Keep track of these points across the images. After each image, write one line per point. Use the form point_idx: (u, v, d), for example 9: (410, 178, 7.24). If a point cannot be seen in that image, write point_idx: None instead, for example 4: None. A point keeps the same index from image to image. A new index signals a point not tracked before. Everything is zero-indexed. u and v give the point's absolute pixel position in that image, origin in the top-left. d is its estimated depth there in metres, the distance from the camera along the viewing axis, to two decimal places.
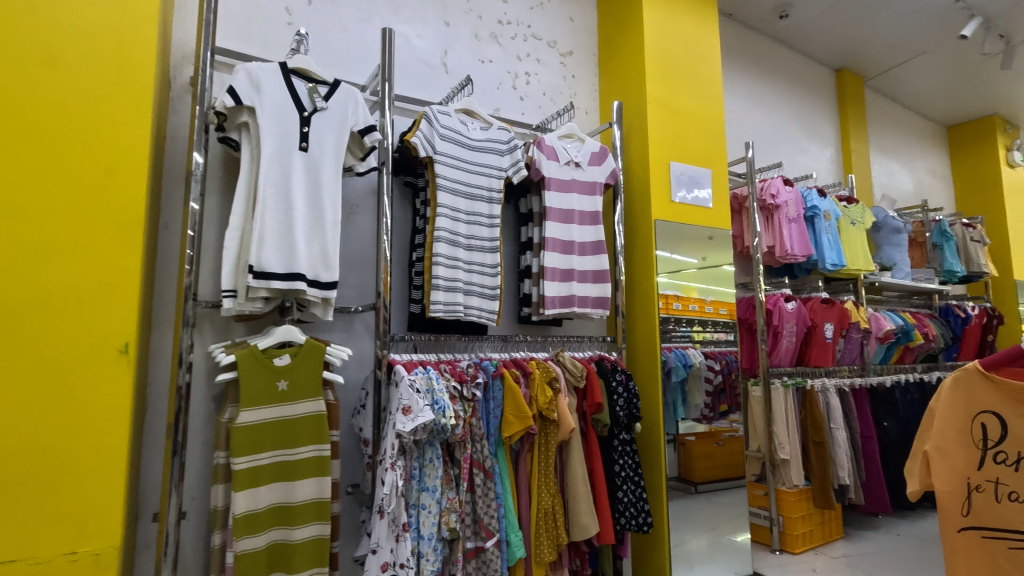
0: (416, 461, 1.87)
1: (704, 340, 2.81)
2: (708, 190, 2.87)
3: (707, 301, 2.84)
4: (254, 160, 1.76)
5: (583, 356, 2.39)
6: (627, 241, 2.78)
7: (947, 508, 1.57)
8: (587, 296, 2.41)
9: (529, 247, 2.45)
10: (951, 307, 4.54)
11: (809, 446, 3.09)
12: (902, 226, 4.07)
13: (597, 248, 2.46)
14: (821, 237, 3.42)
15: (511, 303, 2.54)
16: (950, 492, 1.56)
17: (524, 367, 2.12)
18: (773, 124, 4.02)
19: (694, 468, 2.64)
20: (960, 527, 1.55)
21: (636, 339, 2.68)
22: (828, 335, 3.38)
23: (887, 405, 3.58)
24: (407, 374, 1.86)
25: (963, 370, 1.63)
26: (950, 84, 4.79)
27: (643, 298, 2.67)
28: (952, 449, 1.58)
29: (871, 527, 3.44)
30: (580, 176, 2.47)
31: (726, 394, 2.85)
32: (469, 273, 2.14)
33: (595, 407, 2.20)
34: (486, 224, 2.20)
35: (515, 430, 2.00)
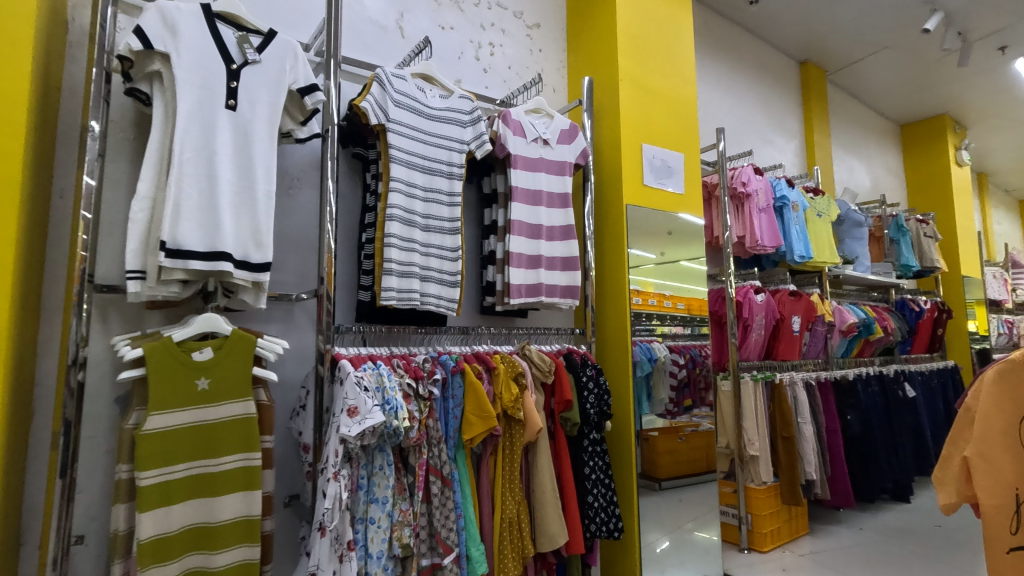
0: (364, 469, 1.64)
1: (665, 334, 2.65)
2: (681, 175, 2.73)
3: (666, 296, 2.66)
4: (168, 118, 1.48)
5: (550, 349, 2.22)
6: (597, 227, 2.61)
7: (996, 526, 1.48)
8: (556, 285, 2.23)
9: (492, 231, 2.25)
10: (906, 301, 4.61)
11: (778, 442, 3.04)
12: (863, 220, 4.05)
13: (566, 233, 2.27)
14: (789, 228, 3.37)
15: (472, 293, 2.33)
16: (998, 506, 1.48)
17: (487, 362, 1.92)
18: (741, 113, 3.95)
19: (658, 464, 2.49)
20: (1010, 547, 1.47)
21: (606, 332, 2.52)
22: (796, 328, 3.33)
23: (851, 398, 3.54)
24: (354, 370, 1.63)
25: (1002, 365, 1.56)
26: (908, 81, 4.85)
27: (614, 288, 2.51)
28: (1000, 458, 1.50)
29: (835, 522, 3.42)
30: (549, 154, 2.28)
31: (690, 389, 2.73)
32: (428, 257, 1.92)
33: (564, 406, 2.02)
34: (446, 203, 1.97)
35: (477, 432, 1.79)
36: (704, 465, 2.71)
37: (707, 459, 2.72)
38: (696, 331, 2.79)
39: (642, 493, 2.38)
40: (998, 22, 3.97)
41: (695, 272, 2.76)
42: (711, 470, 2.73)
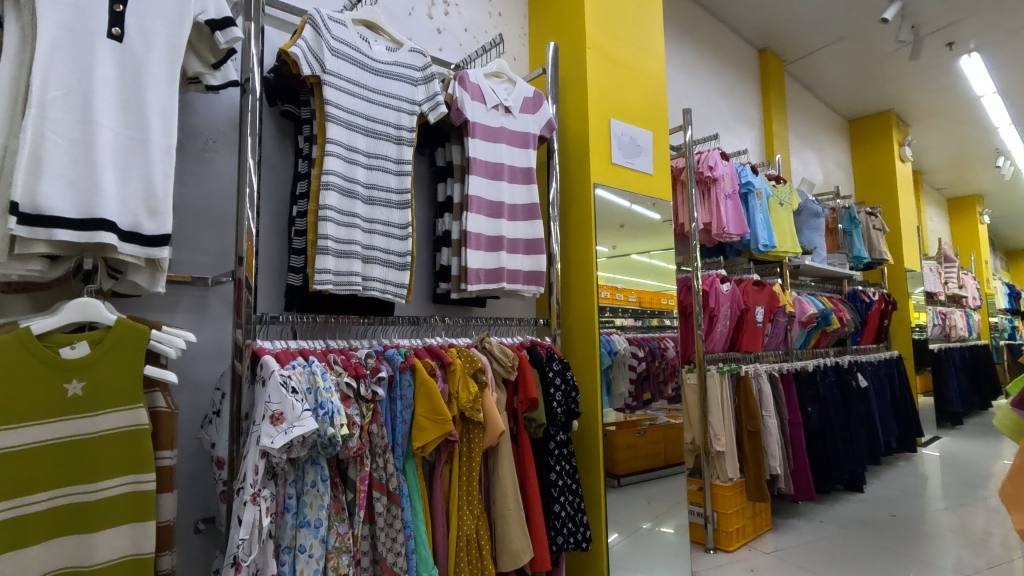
0: (292, 487, 1.36)
1: (626, 325, 2.45)
2: (650, 155, 2.56)
3: (619, 289, 2.41)
4: (24, 44, 1.15)
5: (512, 342, 1.99)
6: (562, 209, 2.40)
7: None
8: (519, 270, 2.00)
9: (447, 208, 1.99)
10: (858, 292, 4.67)
11: (744, 436, 2.94)
12: (821, 210, 4.03)
13: (531, 212, 2.04)
14: (753, 216, 3.27)
15: (425, 278, 2.07)
16: None
17: (441, 357, 1.67)
18: (703, 98, 3.83)
19: (617, 460, 2.32)
20: None
21: (571, 323, 2.32)
22: (759, 318, 3.25)
23: (811, 390, 3.50)
24: (279, 368, 1.35)
25: None
26: (860, 74, 4.90)
27: (580, 277, 2.31)
28: None
29: (796, 515, 3.37)
30: (511, 124, 2.05)
31: (649, 381, 2.57)
32: (371, 235, 1.62)
33: (529, 404, 1.80)
34: (394, 171, 1.68)
35: (431, 439, 1.54)
36: (662, 459, 2.60)
37: (667, 454, 2.62)
38: (647, 323, 2.56)
39: (610, 496, 2.20)
40: (950, 17, 4.03)
41: (645, 266, 2.56)
42: (670, 464, 2.62)
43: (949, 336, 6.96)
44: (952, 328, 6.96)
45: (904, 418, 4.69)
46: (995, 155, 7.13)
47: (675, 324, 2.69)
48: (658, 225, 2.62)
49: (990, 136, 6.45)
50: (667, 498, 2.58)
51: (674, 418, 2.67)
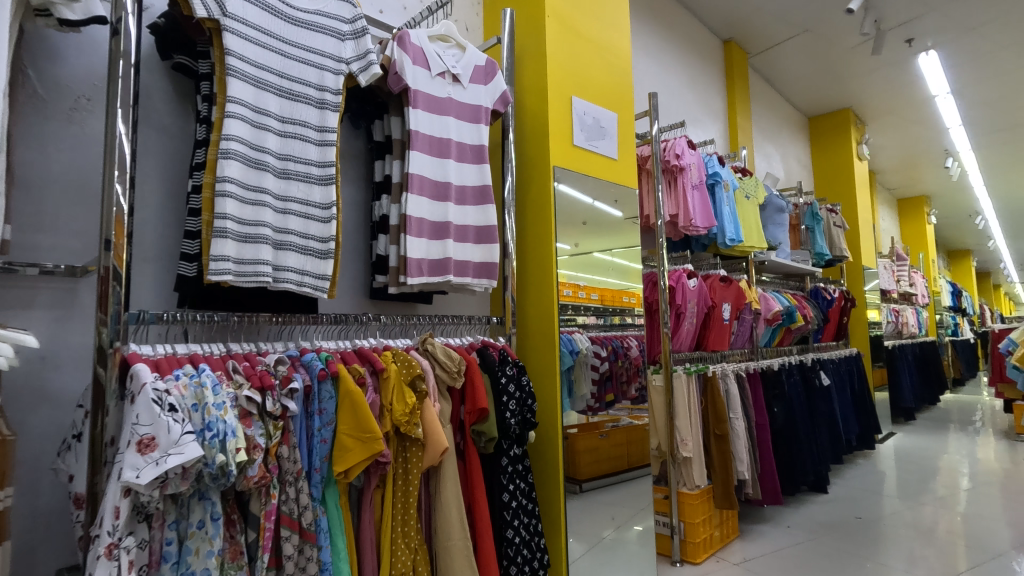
0: (172, 530, 1.08)
1: (589, 323, 2.25)
2: (615, 138, 2.35)
3: (581, 287, 2.19)
4: None
5: (460, 344, 1.74)
6: (520, 196, 2.18)
7: None
8: (468, 262, 1.75)
9: (385, 189, 1.73)
10: (819, 289, 4.63)
11: (711, 440, 2.79)
12: (785, 205, 3.93)
13: (484, 195, 1.79)
14: (720, 208, 3.12)
15: (361, 270, 1.80)
16: None
17: (372, 361, 1.41)
18: (669, 86, 3.67)
19: (579, 464, 2.12)
20: None
21: (528, 321, 2.09)
22: (726, 316, 3.11)
23: (776, 389, 3.39)
24: (154, 380, 1.06)
25: None
26: (822, 69, 4.86)
27: (538, 271, 2.09)
28: None
29: (763, 520, 3.25)
30: (459, 95, 1.80)
31: (613, 382, 2.37)
32: (286, 215, 1.35)
33: (478, 415, 1.56)
34: (316, 141, 1.41)
35: (356, 462, 1.28)
36: (625, 462, 2.41)
37: (630, 458, 2.43)
38: (610, 322, 2.36)
39: (570, 513, 1.99)
40: (912, 11, 4.00)
41: (608, 263, 2.36)
42: (634, 466, 2.44)
43: (901, 332, 7.09)
44: (904, 326, 7.09)
45: (864, 416, 4.68)
46: (944, 156, 7.31)
47: (639, 321, 2.49)
48: (622, 223, 2.42)
49: (941, 136, 6.58)
50: (632, 509, 2.39)
51: (638, 419, 2.49)
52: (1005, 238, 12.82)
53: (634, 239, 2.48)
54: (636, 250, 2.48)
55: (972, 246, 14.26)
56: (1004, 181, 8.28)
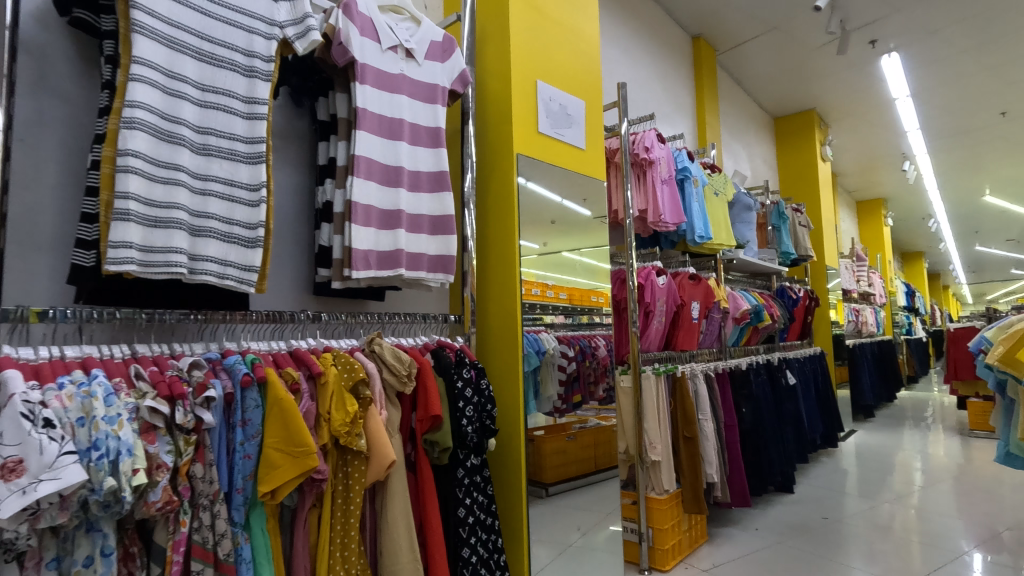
0: (52, 570, 0.90)
1: (556, 321, 2.13)
2: (582, 127, 2.23)
3: (549, 285, 2.07)
4: None
5: (413, 345, 1.59)
6: (481, 186, 2.03)
7: None
8: (422, 254, 1.60)
9: (330, 173, 1.56)
10: (785, 288, 4.63)
11: (680, 442, 2.71)
12: (753, 204, 3.89)
13: (441, 182, 1.65)
14: (690, 204, 3.05)
15: (304, 262, 1.63)
16: None
17: (309, 364, 1.25)
18: (638, 79, 3.59)
19: (545, 466, 1.99)
20: None
21: (490, 320, 1.95)
22: (695, 315, 3.05)
23: (745, 389, 3.34)
24: (28, 389, 0.88)
25: None
26: (788, 68, 4.87)
27: (500, 266, 1.95)
28: None
29: (731, 523, 3.19)
30: (413, 72, 1.65)
31: (580, 383, 2.25)
32: (207, 197, 1.17)
33: (432, 423, 1.41)
34: (243, 114, 1.24)
35: (286, 480, 1.11)
36: (592, 464, 2.31)
37: (596, 461, 2.32)
38: (578, 321, 2.24)
39: (534, 524, 1.86)
40: (876, 11, 4.03)
41: (576, 263, 2.24)
42: (601, 469, 2.34)
43: (861, 331, 7.23)
44: (864, 325, 7.22)
45: (827, 414, 4.71)
46: (901, 160, 7.50)
47: (607, 320, 2.38)
48: (591, 222, 2.29)
49: (899, 139, 6.74)
50: (602, 515, 2.27)
51: (606, 420, 2.38)
52: (955, 241, 13.35)
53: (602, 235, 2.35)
54: (605, 249, 2.36)
55: (924, 248, 14.80)
56: (955, 185, 8.57)
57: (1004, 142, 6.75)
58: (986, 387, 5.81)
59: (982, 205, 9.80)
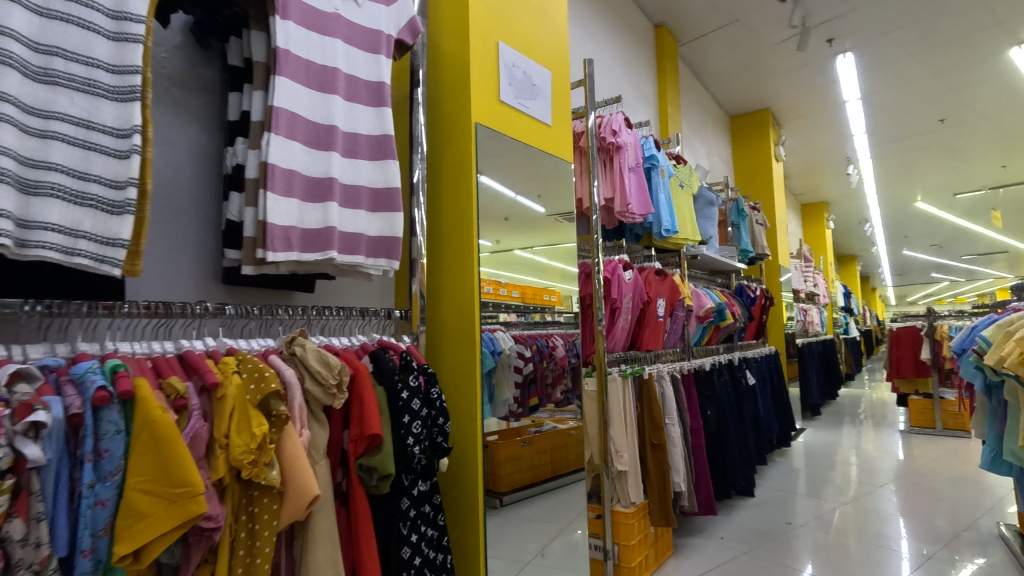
0: None
1: (513, 317, 1.88)
2: (548, 100, 1.98)
3: (501, 283, 1.80)
4: None
5: (346, 345, 1.31)
6: (434, 160, 1.75)
7: None
8: (359, 235, 1.30)
9: (242, 129, 1.24)
10: (744, 287, 4.57)
11: (647, 451, 2.52)
12: (715, 199, 3.77)
13: (385, 148, 1.36)
14: (657, 195, 2.86)
15: (210, 242, 1.30)
16: None
17: (201, 373, 0.94)
18: (602, 62, 3.39)
19: (499, 475, 1.76)
20: None
21: (442, 316, 1.67)
22: (661, 312, 2.87)
23: (709, 391, 3.18)
24: None
25: None
26: (747, 64, 4.83)
27: (455, 253, 1.68)
28: None
29: (696, 532, 3.03)
30: (351, 14, 1.36)
31: (537, 385, 2.01)
32: (49, 141, 0.83)
33: (370, 444, 1.13)
34: (109, 34, 0.92)
35: (157, 536, 0.80)
36: (549, 470, 2.11)
37: (551, 463, 2.12)
38: (532, 319, 1.99)
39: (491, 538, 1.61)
40: (837, 8, 4.00)
41: (529, 262, 1.97)
42: (560, 475, 2.15)
43: (808, 331, 7.37)
44: (811, 325, 7.37)
45: (782, 414, 4.68)
46: (845, 163, 7.71)
47: (564, 318, 2.15)
48: (544, 220, 2.06)
49: (846, 143, 6.89)
50: (560, 527, 2.06)
51: (562, 423, 2.15)
52: (887, 246, 14.05)
53: (565, 230, 2.16)
54: (560, 247, 2.13)
55: (858, 251, 15.52)
56: (892, 190, 8.93)
57: (940, 149, 7.03)
58: (925, 385, 5.99)
59: (914, 211, 10.30)
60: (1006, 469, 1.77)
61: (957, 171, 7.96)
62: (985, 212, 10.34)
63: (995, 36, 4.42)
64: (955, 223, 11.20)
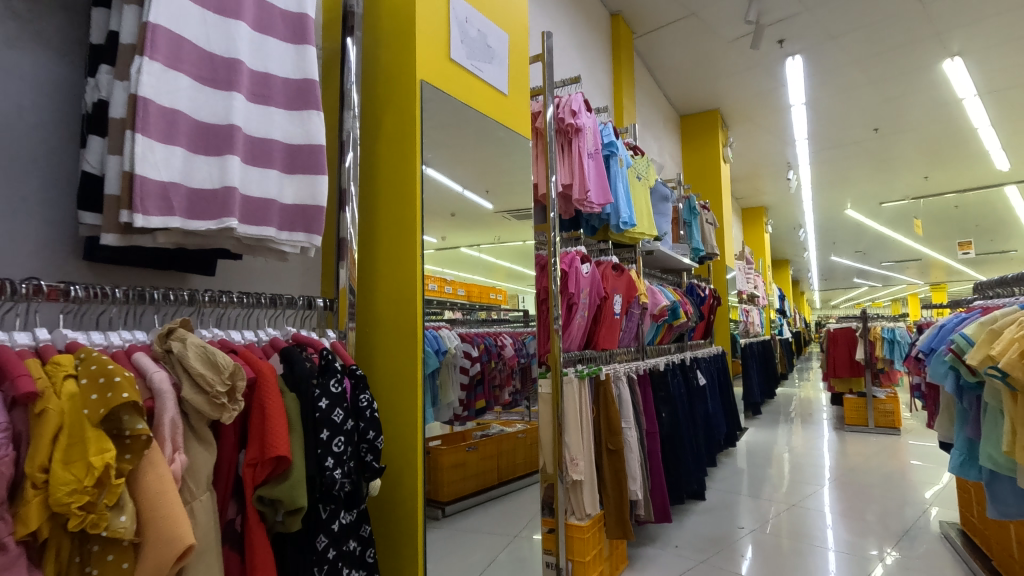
0: None
1: (461, 311, 1.64)
2: (504, 66, 1.76)
3: (446, 280, 1.56)
4: None
5: (251, 339, 1.03)
6: (370, 123, 1.49)
7: None
8: (270, 201, 1.03)
9: (107, 56, 0.94)
10: (694, 285, 4.50)
11: (603, 457, 2.33)
12: (669, 195, 3.66)
13: (306, 97, 1.09)
14: (615, 185, 2.69)
15: (66, 206, 0.99)
16: None
17: (13, 379, 0.65)
18: (559, 44, 3.21)
19: (441, 483, 1.53)
20: None
21: (376, 307, 1.41)
22: (617, 309, 2.70)
23: (663, 392, 3.05)
24: None
25: None
26: (700, 61, 4.79)
27: (394, 233, 1.41)
28: None
29: (650, 541, 2.89)
30: None
31: (484, 386, 1.78)
32: None
33: (277, 469, 0.86)
34: None
35: None
36: (494, 477, 1.88)
37: (498, 469, 1.90)
38: (478, 318, 1.75)
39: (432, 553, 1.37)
40: (789, 8, 4.00)
41: (473, 261, 1.72)
42: (507, 480, 1.94)
43: (750, 331, 7.52)
44: (752, 326, 7.52)
45: (729, 414, 4.66)
46: (785, 169, 7.94)
47: (513, 316, 1.94)
48: (491, 217, 1.80)
49: (787, 148, 7.07)
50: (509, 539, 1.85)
51: (509, 426, 1.94)
52: (817, 251, 14.77)
53: (520, 228, 1.94)
54: (504, 246, 1.89)
55: (790, 256, 16.24)
56: (826, 196, 9.30)
57: (872, 158, 7.33)
58: (858, 384, 6.20)
59: (844, 218, 10.81)
60: (976, 473, 1.68)
61: (885, 180, 8.36)
62: (906, 222, 10.99)
63: (931, 48, 4.57)
64: (879, 230, 11.86)
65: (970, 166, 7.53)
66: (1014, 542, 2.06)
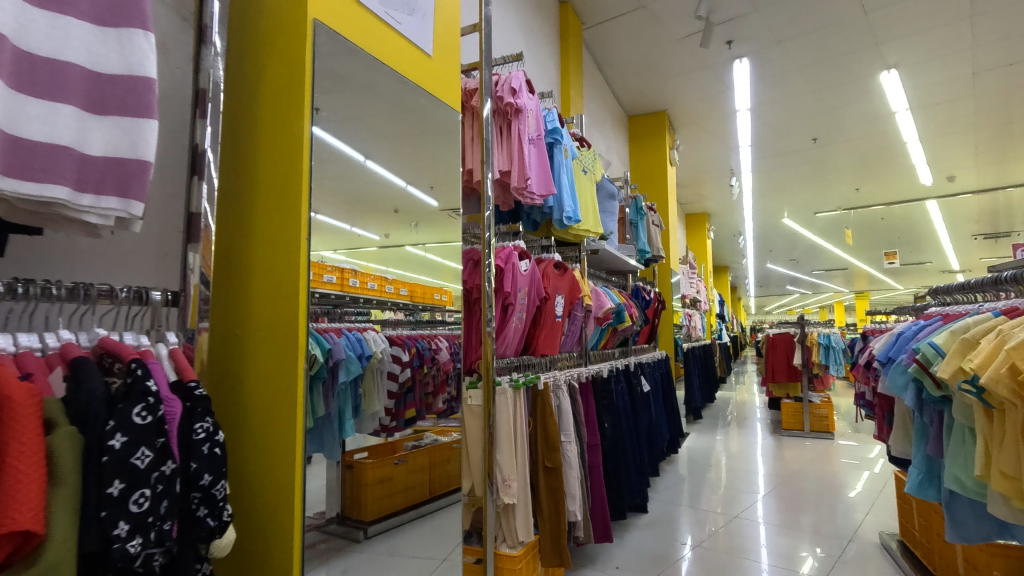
0: None
1: (393, 309, 1.41)
2: (429, 22, 1.48)
3: (387, 279, 1.40)
4: None
5: (27, 345, 0.73)
6: (250, 74, 1.18)
7: None
8: (61, 149, 0.72)
9: None
10: (640, 288, 4.38)
11: (539, 475, 2.10)
12: (616, 192, 3.45)
13: (125, 10, 0.79)
14: (559, 176, 2.46)
15: None
16: None
17: None
18: (502, 23, 2.98)
19: (364, 500, 1.36)
20: None
21: (251, 304, 1.10)
22: (559, 312, 2.48)
23: (606, 400, 2.86)
24: None
25: None
26: (649, 58, 4.68)
27: (276, 209, 1.10)
28: None
29: (589, 562, 2.68)
30: None
31: (415, 393, 1.55)
32: None
33: (24, 546, 0.60)
34: None
35: None
36: (426, 491, 1.61)
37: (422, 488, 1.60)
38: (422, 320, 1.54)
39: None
40: (739, 7, 3.93)
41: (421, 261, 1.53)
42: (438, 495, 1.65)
43: (692, 336, 7.54)
44: (694, 330, 7.55)
45: (672, 419, 4.56)
46: (727, 175, 8.04)
47: (455, 318, 1.70)
48: (437, 215, 1.60)
49: (731, 154, 7.14)
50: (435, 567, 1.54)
51: (446, 436, 1.71)
52: (755, 258, 15.26)
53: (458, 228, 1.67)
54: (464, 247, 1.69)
55: (731, 262, 16.71)
56: (766, 204, 9.53)
57: (809, 167, 7.52)
58: (794, 389, 6.29)
59: (781, 226, 11.16)
60: (936, 493, 1.56)
61: (820, 190, 8.63)
62: (837, 231, 11.45)
63: (870, 59, 4.63)
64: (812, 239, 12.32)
65: (898, 179, 7.85)
66: (960, 559, 1.97)
